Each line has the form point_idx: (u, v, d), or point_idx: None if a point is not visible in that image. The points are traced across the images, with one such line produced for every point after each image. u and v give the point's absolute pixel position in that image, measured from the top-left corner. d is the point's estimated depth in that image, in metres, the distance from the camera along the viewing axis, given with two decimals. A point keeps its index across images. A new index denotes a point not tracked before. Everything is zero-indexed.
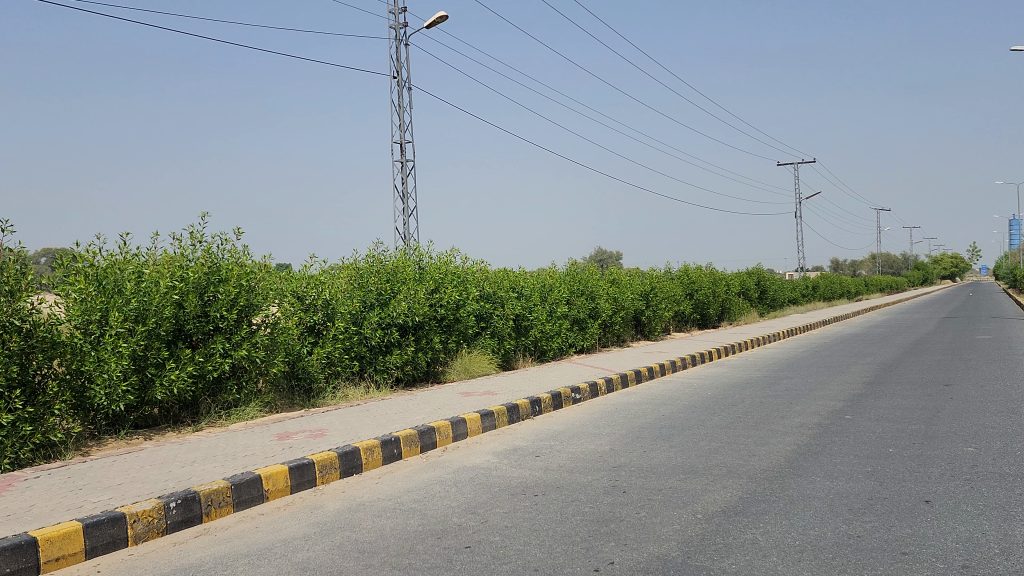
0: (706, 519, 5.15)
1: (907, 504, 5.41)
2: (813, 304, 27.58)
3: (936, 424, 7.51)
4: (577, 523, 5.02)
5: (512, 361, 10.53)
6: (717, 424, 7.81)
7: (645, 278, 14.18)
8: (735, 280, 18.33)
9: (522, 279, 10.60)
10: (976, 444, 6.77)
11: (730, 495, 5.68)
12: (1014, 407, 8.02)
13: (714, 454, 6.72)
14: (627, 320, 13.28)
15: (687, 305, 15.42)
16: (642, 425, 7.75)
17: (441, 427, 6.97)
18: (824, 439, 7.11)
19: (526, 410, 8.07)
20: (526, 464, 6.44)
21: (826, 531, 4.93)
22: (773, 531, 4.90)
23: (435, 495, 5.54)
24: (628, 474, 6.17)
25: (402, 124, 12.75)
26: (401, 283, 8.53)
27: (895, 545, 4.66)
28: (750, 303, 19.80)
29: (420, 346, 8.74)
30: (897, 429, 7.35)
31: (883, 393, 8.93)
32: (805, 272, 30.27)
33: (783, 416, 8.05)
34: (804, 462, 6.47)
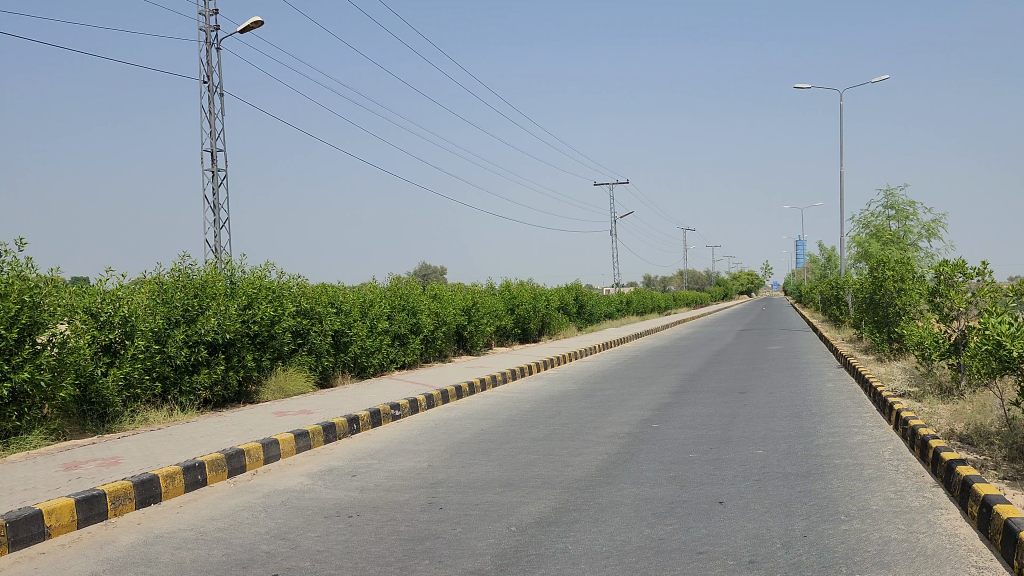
0: (520, 531, 5.25)
1: (704, 505, 5.78)
2: (626, 318, 28.95)
3: (731, 430, 8.07)
4: (392, 543, 4.95)
5: (330, 379, 10.27)
6: (534, 436, 7.99)
7: (467, 293, 14.30)
8: (555, 295, 18.90)
9: (342, 294, 10.36)
10: (765, 447, 7.36)
11: (543, 505, 5.82)
12: (799, 412, 8.79)
13: (530, 466, 6.87)
14: (449, 335, 13.33)
15: (508, 319, 15.71)
16: (461, 440, 7.79)
17: (251, 449, 6.66)
18: (633, 447, 7.46)
19: (344, 429, 7.88)
20: (342, 484, 6.27)
21: (632, 535, 5.15)
22: (582, 539, 5.07)
23: (243, 522, 5.28)
24: (445, 490, 6.17)
25: (214, 130, 12.14)
26: (210, 298, 8.10)
27: (692, 545, 4.95)
28: (569, 317, 20.50)
29: (230, 365, 8.33)
30: (697, 436, 7.84)
31: (687, 402, 9.51)
32: (621, 289, 31.77)
33: (597, 427, 8.36)
34: (614, 470, 6.75)
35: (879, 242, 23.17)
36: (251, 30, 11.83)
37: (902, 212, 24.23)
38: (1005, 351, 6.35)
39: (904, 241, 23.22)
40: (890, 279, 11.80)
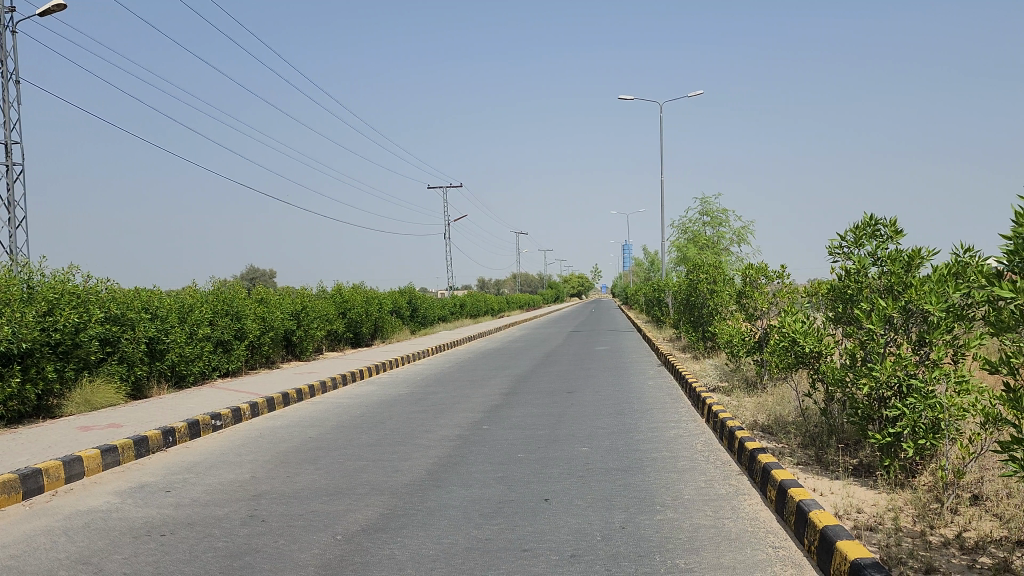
0: (346, 540, 5.14)
1: (530, 504, 5.91)
2: (459, 321, 29.15)
3: (558, 429, 8.32)
4: (208, 561, 4.70)
5: (144, 389, 9.64)
6: (363, 442, 7.87)
7: (296, 297, 13.88)
8: (387, 299, 18.73)
9: (158, 298, 9.75)
10: (589, 445, 7.64)
11: (371, 512, 5.74)
12: (621, 410, 9.18)
13: (358, 473, 6.76)
14: (277, 340, 12.88)
15: (339, 323, 15.41)
16: (287, 449, 7.54)
17: (50, 468, 6.12)
18: (463, 450, 7.51)
19: (158, 442, 7.42)
20: (154, 502, 5.89)
21: (459, 537, 5.18)
22: (410, 544, 5.04)
23: (40, 548, 4.84)
24: (268, 502, 5.94)
25: (8, 120, 11.08)
26: (3, 304, 7.37)
27: (517, 543, 5.04)
28: (403, 320, 20.41)
29: (28, 377, 7.62)
30: (525, 436, 8.02)
31: (517, 403, 9.70)
32: (455, 292, 31.99)
33: (427, 430, 8.36)
34: (443, 472, 6.77)
35: (696, 246, 24.69)
36: (52, 13, 10.91)
37: (716, 218, 25.97)
38: (799, 347, 6.96)
39: (717, 246, 24.89)
40: (704, 281, 12.62)
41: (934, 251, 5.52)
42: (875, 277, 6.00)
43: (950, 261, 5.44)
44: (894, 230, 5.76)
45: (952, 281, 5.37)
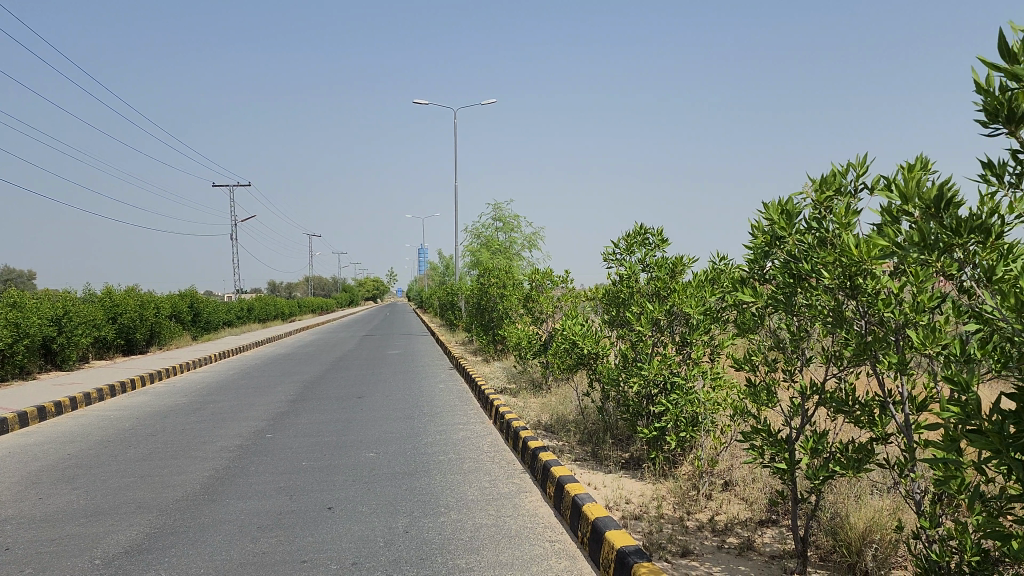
0: (105, 564, 4.74)
1: (312, 513, 5.76)
2: (247, 325, 27.90)
3: (346, 435, 8.18)
4: None
5: None
6: (132, 457, 7.30)
7: (57, 301, 12.64)
8: (165, 303, 17.54)
9: None
10: (376, 450, 7.57)
11: (136, 532, 5.33)
12: (411, 414, 9.20)
13: (124, 491, 6.26)
14: (33, 348, 11.65)
15: (109, 329, 14.21)
16: (41, 468, 6.84)
17: None
18: (243, 461, 7.18)
19: None
20: None
21: (234, 552, 4.95)
22: (178, 564, 4.73)
23: None
24: (14, 529, 5.35)
25: None
26: None
27: (296, 555, 4.89)
28: (183, 325, 19.19)
29: None
30: (311, 444, 7.81)
31: (304, 410, 9.42)
32: (242, 295, 30.56)
33: (205, 441, 7.91)
34: (220, 486, 6.43)
35: (489, 251, 25.28)
36: None
37: (509, 224, 26.73)
38: (579, 349, 7.32)
39: (509, 251, 25.63)
40: (495, 286, 12.96)
41: (694, 258, 6.02)
42: (644, 282, 6.43)
43: (708, 268, 5.95)
44: (661, 239, 6.20)
45: (709, 286, 5.86)
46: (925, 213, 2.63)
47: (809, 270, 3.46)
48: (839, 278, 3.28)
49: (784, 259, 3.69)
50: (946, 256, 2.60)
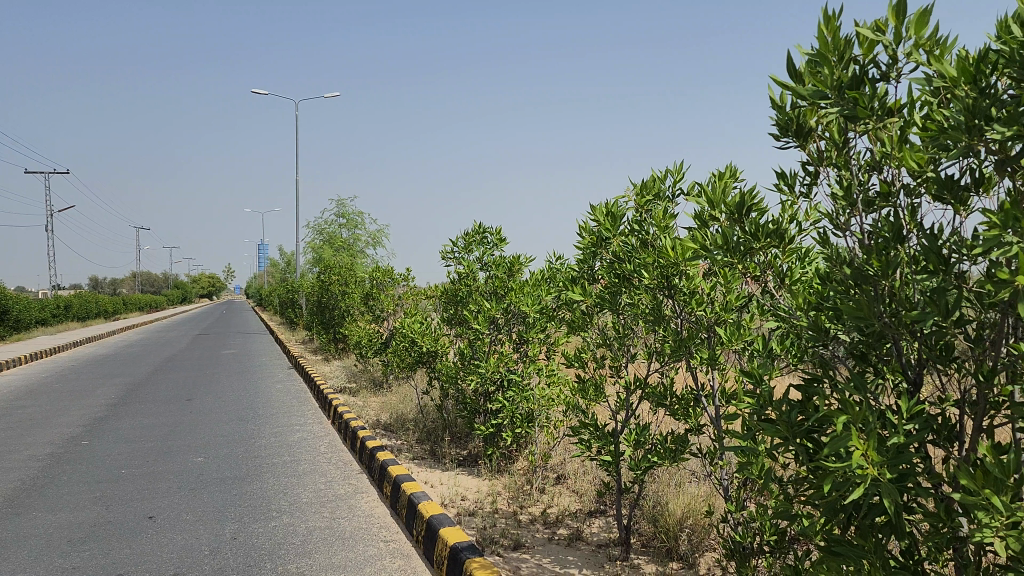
0: None
1: (131, 523, 5.43)
2: (64, 324, 25.88)
3: (172, 439, 7.76)
4: None
5: None
6: None
7: None
8: None
9: None
10: (205, 454, 7.23)
11: None
12: (244, 416, 8.86)
13: None
14: None
15: None
16: None
17: None
18: (53, 470, 6.65)
19: None
20: None
21: (39, 569, 4.57)
22: None
23: None
24: None
25: None
26: None
27: (111, 569, 4.59)
28: None
29: None
30: (133, 450, 7.35)
31: (126, 415, 8.85)
32: (59, 292, 28.30)
33: (10, 450, 7.25)
34: (26, 498, 5.92)
35: (332, 248, 24.78)
36: None
37: (353, 221, 26.32)
38: (418, 348, 7.31)
39: (352, 249, 25.25)
40: (336, 284, 12.72)
41: (530, 258, 6.15)
42: (482, 280, 6.50)
43: (544, 267, 6.10)
44: (499, 238, 6.29)
45: (544, 285, 6.01)
46: (732, 217, 2.79)
47: (631, 271, 3.60)
48: (657, 278, 3.44)
49: (609, 260, 3.83)
50: (748, 259, 2.79)
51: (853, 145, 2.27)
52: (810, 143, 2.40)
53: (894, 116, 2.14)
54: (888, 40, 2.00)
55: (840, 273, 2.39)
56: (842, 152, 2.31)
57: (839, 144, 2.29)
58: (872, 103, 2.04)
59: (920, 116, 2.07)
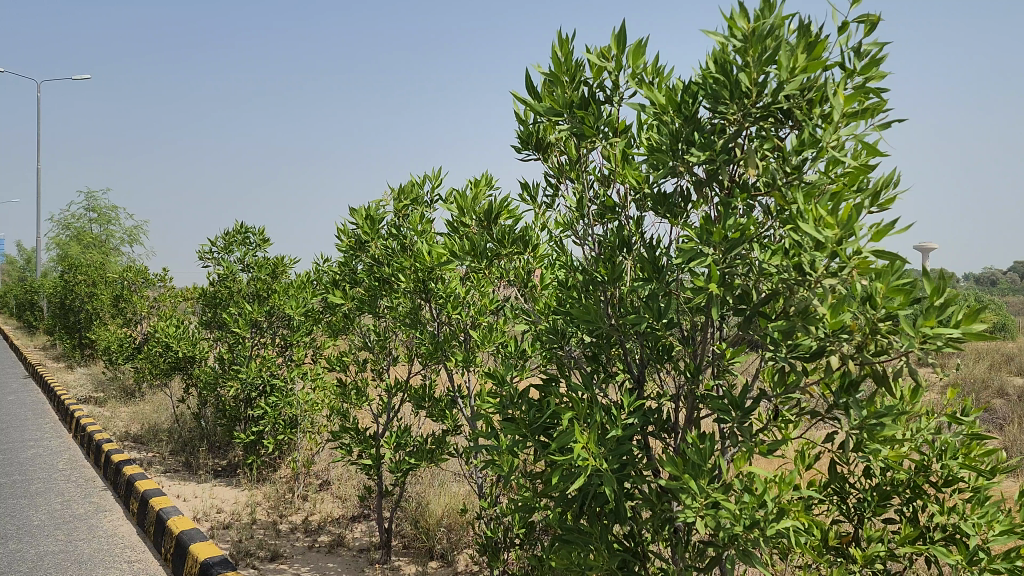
0: None
1: None
2: None
3: None
4: None
5: None
6: None
7: None
8: None
9: None
10: None
11: None
12: None
13: None
14: None
15: None
16: None
17: None
18: None
19: None
20: None
21: None
22: None
23: None
24: None
25: None
26: None
27: None
28: None
29: None
30: None
31: None
32: None
33: None
34: None
35: (81, 245, 22.66)
36: None
37: (105, 216, 24.24)
38: (173, 353, 6.86)
39: (104, 246, 23.25)
40: (81, 284, 11.64)
41: (295, 259, 6.00)
42: (244, 282, 6.23)
43: (309, 269, 5.97)
44: (262, 238, 6.06)
45: (309, 288, 5.88)
46: (482, 224, 2.88)
47: (390, 275, 3.60)
48: (415, 282, 3.47)
49: (369, 264, 3.79)
50: (497, 265, 2.89)
51: (586, 161, 2.44)
52: (549, 157, 2.54)
53: (620, 137, 2.37)
54: (613, 66, 2.17)
55: (575, 280, 2.56)
56: (577, 167, 2.48)
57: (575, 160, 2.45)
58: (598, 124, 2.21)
59: (641, 138, 2.27)
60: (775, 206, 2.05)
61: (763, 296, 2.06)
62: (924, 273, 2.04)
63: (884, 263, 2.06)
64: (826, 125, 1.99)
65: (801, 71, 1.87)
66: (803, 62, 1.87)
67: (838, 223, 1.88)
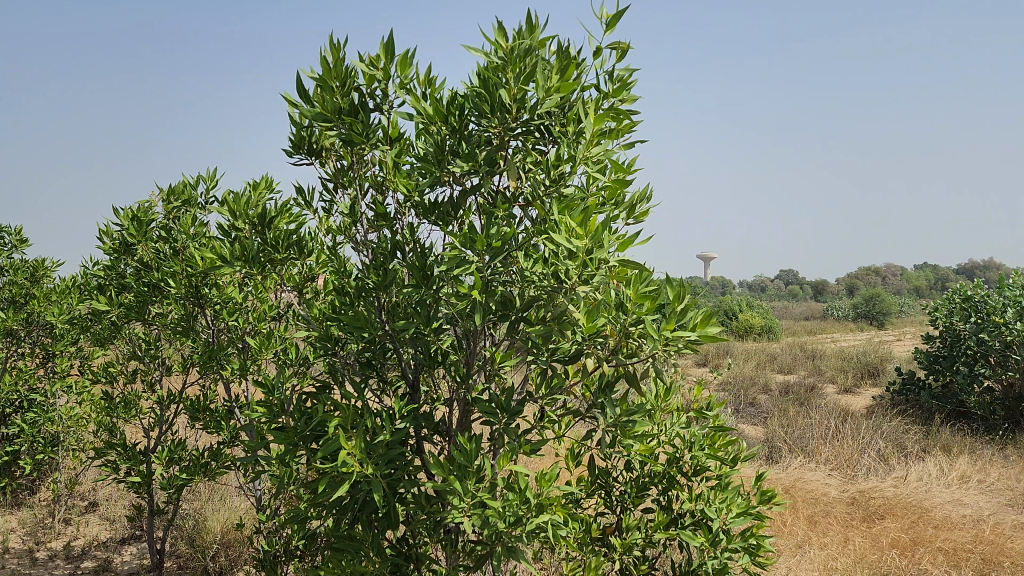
0: None
1: None
2: None
3: None
4: None
5: None
6: None
7: None
8: None
9: None
10: None
11: None
12: None
13: None
14: None
15: None
16: None
17: None
18: None
19: None
20: None
21: None
22: None
23: None
24: None
25: None
26: None
27: None
28: None
29: None
30: None
31: None
32: None
33: None
34: None
35: None
36: None
37: None
38: None
39: None
40: None
41: (58, 263, 5.50)
42: None
43: (74, 275, 5.49)
44: (19, 238, 5.50)
45: (75, 294, 5.41)
46: (255, 228, 2.79)
47: (159, 280, 3.39)
48: (185, 286, 3.33)
49: (135, 268, 3.53)
50: (270, 270, 2.81)
51: (360, 167, 2.44)
52: (325, 163, 2.52)
53: (393, 144, 2.41)
54: (382, 75, 2.20)
55: (348, 285, 2.55)
56: (349, 173, 2.48)
57: (348, 166, 2.44)
58: (367, 132, 2.27)
59: (411, 147, 2.33)
60: (536, 216, 2.15)
61: (524, 301, 2.16)
62: (667, 280, 2.22)
63: (634, 271, 2.22)
64: (581, 142, 2.11)
65: (556, 91, 1.98)
66: (556, 83, 1.97)
67: (588, 235, 2.00)
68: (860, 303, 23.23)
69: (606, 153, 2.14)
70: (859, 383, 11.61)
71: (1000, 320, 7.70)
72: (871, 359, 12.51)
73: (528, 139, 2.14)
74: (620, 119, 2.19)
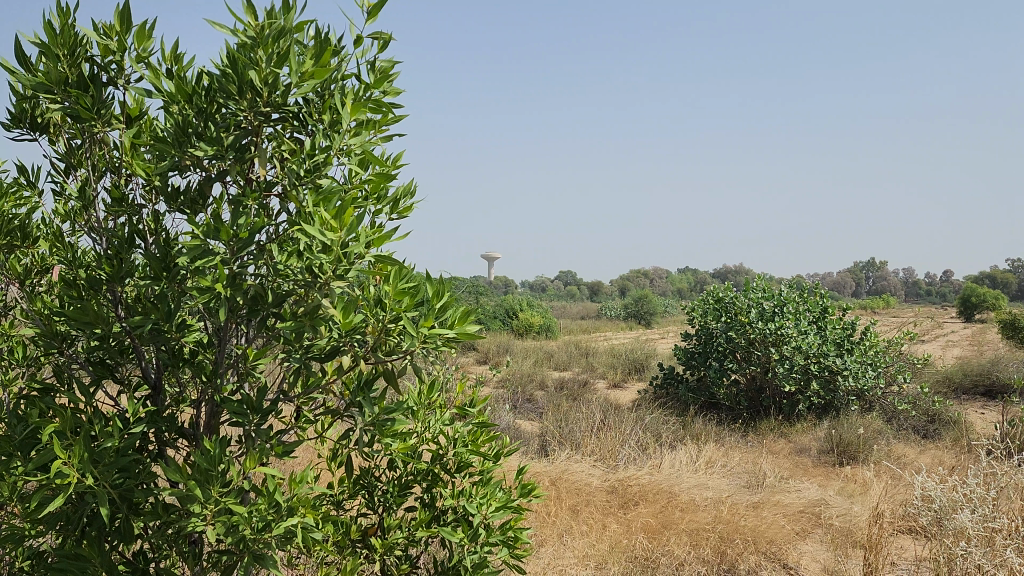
0: None
1: None
2: None
3: None
4: None
5: None
6: None
7: None
8: None
9: None
10: None
11: None
12: None
13: None
14: None
15: None
16: None
17: None
18: None
19: None
20: None
21: None
22: None
23: None
24: None
25: None
26: None
27: None
28: None
29: None
30: None
31: None
32: None
33: None
34: None
35: None
36: None
37: None
38: None
39: None
40: None
41: None
42: None
43: None
44: None
45: None
46: None
47: None
48: None
49: None
50: None
51: (95, 146, 2.21)
52: (54, 140, 2.26)
53: (132, 124, 2.21)
54: (117, 46, 2.00)
55: (79, 276, 2.30)
56: (79, 153, 2.23)
57: (80, 144, 2.20)
58: (97, 108, 2.06)
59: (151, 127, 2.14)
60: (290, 207, 2.04)
61: (276, 296, 2.04)
62: (426, 277, 2.19)
63: (393, 266, 2.17)
64: (341, 132, 2.02)
65: (311, 76, 1.86)
66: (311, 67, 1.85)
67: (341, 228, 1.91)
68: (630, 304, 24.88)
69: (366, 145, 2.07)
70: (626, 377, 12.41)
71: (745, 319, 8.49)
72: (636, 356, 13.41)
73: (284, 126, 2.02)
74: (382, 111, 2.13)
